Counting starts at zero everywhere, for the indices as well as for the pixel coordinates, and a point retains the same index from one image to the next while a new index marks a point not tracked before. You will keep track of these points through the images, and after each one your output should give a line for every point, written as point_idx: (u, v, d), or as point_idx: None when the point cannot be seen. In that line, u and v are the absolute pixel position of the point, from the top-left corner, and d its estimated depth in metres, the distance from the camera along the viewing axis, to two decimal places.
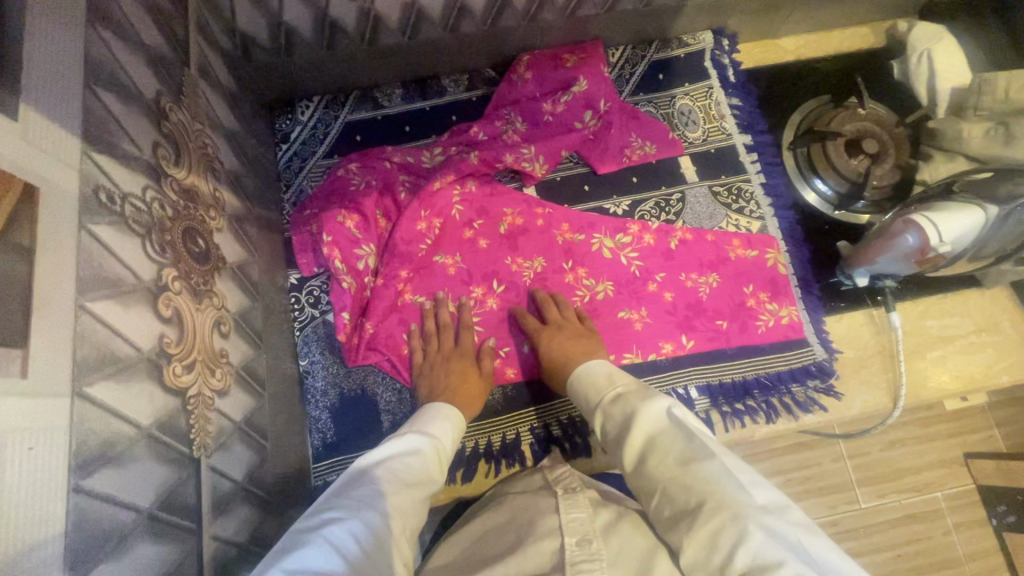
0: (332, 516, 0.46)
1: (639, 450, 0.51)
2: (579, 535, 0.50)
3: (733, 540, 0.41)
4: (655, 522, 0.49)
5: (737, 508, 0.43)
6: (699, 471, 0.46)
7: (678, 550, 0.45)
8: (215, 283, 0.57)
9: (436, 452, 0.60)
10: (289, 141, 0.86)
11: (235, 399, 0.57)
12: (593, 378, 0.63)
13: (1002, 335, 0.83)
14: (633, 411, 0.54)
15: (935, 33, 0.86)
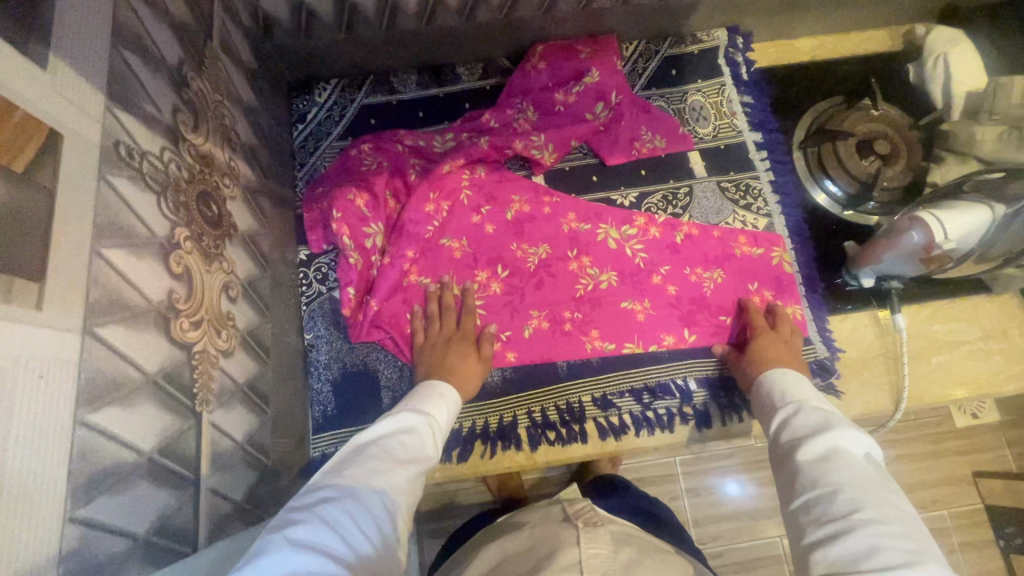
0: (326, 492, 0.46)
1: (815, 455, 0.54)
2: (599, 572, 0.53)
3: (896, 557, 0.43)
4: (794, 524, 0.51)
5: (918, 542, 0.44)
6: (878, 500, 0.48)
7: (816, 547, 0.47)
8: (226, 249, 0.59)
9: (431, 429, 0.59)
10: (305, 122, 0.88)
11: (239, 362, 0.59)
12: (789, 386, 0.65)
13: (1010, 342, 0.82)
14: (823, 425, 0.56)
15: (952, 37, 0.86)
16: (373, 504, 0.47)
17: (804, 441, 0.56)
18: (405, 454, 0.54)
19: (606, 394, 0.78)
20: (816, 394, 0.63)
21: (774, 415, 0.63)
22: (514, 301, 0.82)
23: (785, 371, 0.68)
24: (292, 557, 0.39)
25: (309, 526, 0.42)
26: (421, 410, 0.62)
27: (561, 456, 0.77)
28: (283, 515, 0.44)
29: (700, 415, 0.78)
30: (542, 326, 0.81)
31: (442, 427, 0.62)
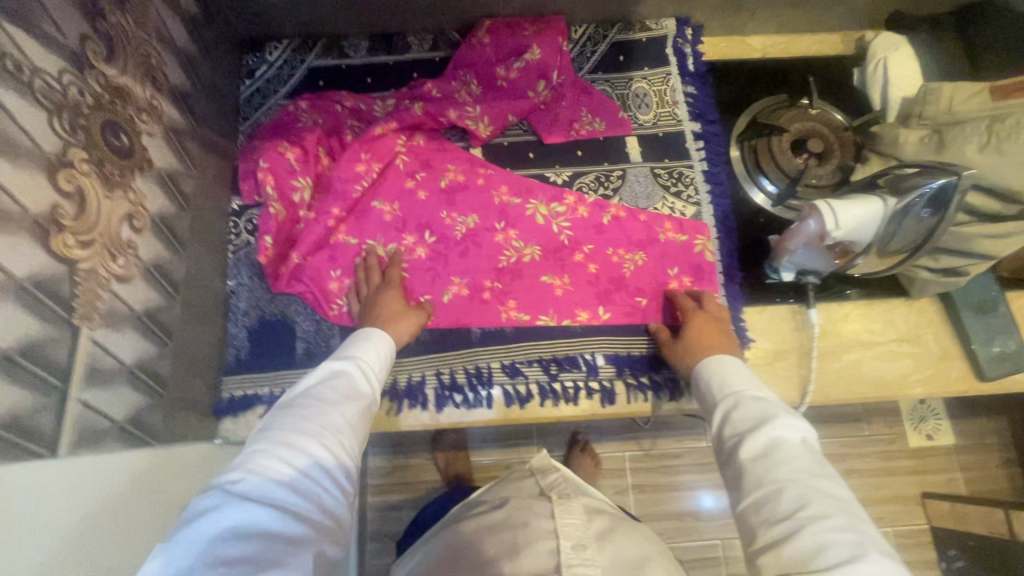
0: (261, 446, 0.51)
1: (755, 451, 0.55)
2: (574, 540, 0.66)
3: (838, 556, 0.45)
4: (743, 525, 0.53)
5: (858, 536, 0.47)
6: (822, 498, 0.50)
7: (765, 550, 0.49)
8: (135, 180, 0.61)
9: (362, 373, 0.63)
10: (254, 78, 0.90)
11: (137, 290, 0.61)
12: (725, 374, 0.65)
13: (924, 347, 0.83)
14: (761, 418, 0.57)
15: (895, 43, 0.87)
16: (312, 449, 0.52)
17: (742, 437, 0.57)
18: (338, 397, 0.58)
19: (516, 362, 0.80)
20: (751, 380, 0.63)
21: (712, 404, 0.64)
22: (437, 267, 0.84)
23: (724, 358, 0.68)
24: (236, 512, 0.44)
25: (247, 481, 0.47)
26: (352, 353, 0.66)
27: (465, 419, 0.79)
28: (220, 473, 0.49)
29: (605, 390, 0.80)
30: (462, 293, 0.83)
31: (376, 365, 0.67)
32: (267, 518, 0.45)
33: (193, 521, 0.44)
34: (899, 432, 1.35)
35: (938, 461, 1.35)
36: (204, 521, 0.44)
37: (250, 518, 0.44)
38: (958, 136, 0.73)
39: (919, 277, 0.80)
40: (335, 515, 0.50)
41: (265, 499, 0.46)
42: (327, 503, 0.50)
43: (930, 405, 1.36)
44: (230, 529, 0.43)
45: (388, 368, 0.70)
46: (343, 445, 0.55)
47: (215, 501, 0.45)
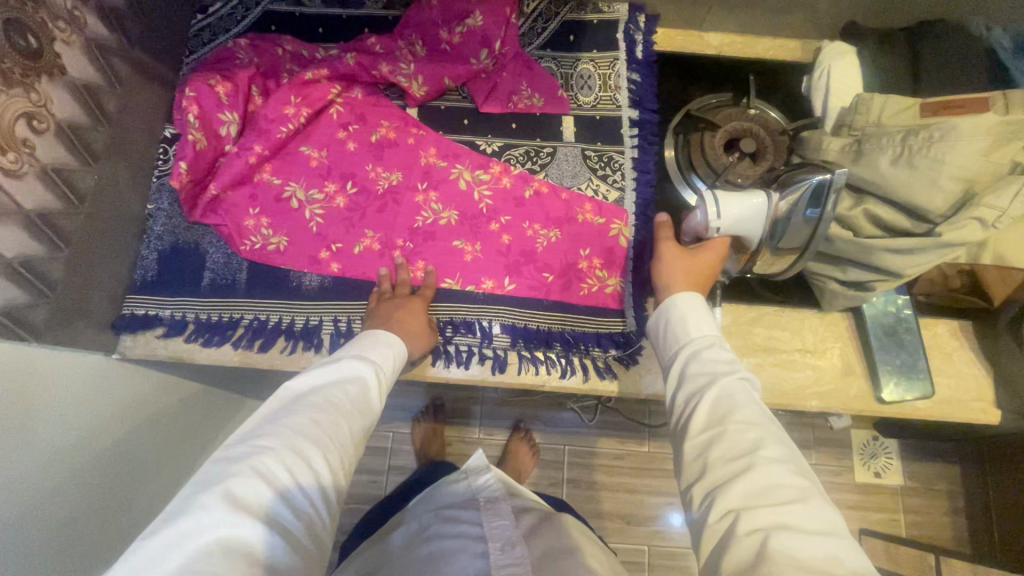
0: (265, 442, 0.51)
1: (716, 392, 0.53)
2: (503, 541, 0.64)
3: (787, 496, 0.45)
4: (690, 463, 0.51)
5: (802, 477, 0.47)
6: (774, 442, 0.49)
7: (712, 490, 0.48)
8: (40, 83, 0.64)
9: (376, 380, 0.64)
10: (206, 14, 0.91)
11: (29, 188, 0.63)
12: (686, 315, 0.62)
13: (827, 362, 0.82)
14: (727, 366, 0.56)
15: (842, 52, 0.85)
16: (315, 463, 0.52)
17: (711, 378, 0.55)
18: (349, 406, 0.59)
19: None
20: (716, 327, 0.62)
21: (674, 349, 0.62)
22: (353, 218, 0.84)
23: (693, 294, 0.64)
24: (231, 521, 0.44)
25: (249, 485, 0.47)
26: (369, 358, 0.66)
27: None
28: (221, 467, 0.48)
29: (497, 358, 0.80)
30: (373, 246, 0.84)
31: (388, 373, 0.67)
32: (260, 535, 0.45)
33: (183, 517, 0.43)
34: (848, 465, 1.32)
35: (882, 500, 1.30)
36: (198, 523, 0.43)
37: (243, 530, 0.44)
38: (873, 146, 0.72)
39: (827, 287, 0.79)
40: (320, 535, 0.51)
41: (262, 510, 0.46)
42: (315, 521, 0.50)
43: (882, 442, 1.32)
44: (220, 538, 0.43)
45: (398, 374, 0.71)
46: (342, 460, 0.55)
47: (212, 502, 0.45)
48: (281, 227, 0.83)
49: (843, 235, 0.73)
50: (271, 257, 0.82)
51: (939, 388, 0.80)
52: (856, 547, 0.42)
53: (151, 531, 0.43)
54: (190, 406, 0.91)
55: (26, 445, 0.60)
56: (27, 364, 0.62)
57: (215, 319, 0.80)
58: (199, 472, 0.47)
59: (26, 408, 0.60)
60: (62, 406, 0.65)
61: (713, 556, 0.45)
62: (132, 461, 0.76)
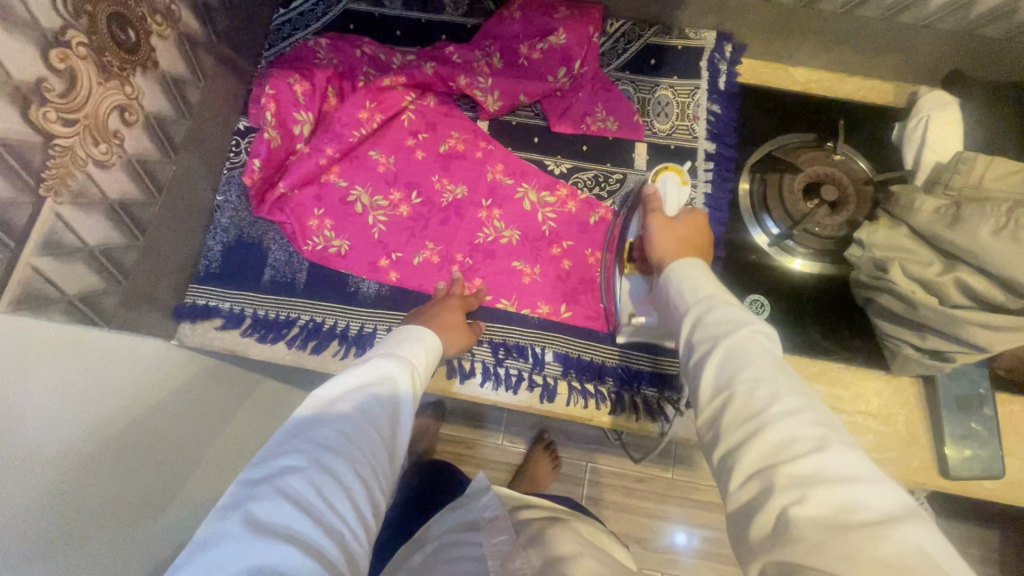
0: (288, 461, 0.49)
1: (719, 357, 0.49)
2: (502, 556, 0.62)
3: (806, 448, 0.41)
4: (710, 438, 0.48)
5: (822, 425, 0.42)
6: (788, 396, 0.45)
7: (730, 455, 0.44)
8: (135, 76, 0.65)
9: (408, 377, 0.62)
10: (287, 8, 0.91)
11: (116, 178, 0.65)
12: (692, 283, 0.58)
13: (890, 427, 0.78)
14: (734, 322, 0.51)
15: (942, 104, 0.81)
16: (345, 478, 0.49)
17: (713, 342, 0.50)
18: (378, 410, 0.57)
19: None
20: (719, 286, 0.56)
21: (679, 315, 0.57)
22: (415, 228, 0.84)
23: (693, 261, 0.60)
24: (254, 546, 0.42)
25: (272, 508, 0.45)
26: (398, 355, 0.64)
27: None
28: (244, 489, 0.47)
29: (547, 387, 0.78)
30: (432, 259, 0.83)
31: (420, 374, 0.65)
32: (288, 555, 0.42)
33: (210, 549, 0.42)
34: None
35: None
36: (225, 554, 0.42)
37: (271, 557, 0.41)
38: (974, 214, 0.67)
39: (901, 350, 0.75)
40: (361, 553, 0.47)
41: (290, 533, 0.44)
42: (353, 540, 0.47)
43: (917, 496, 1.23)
44: (250, 567, 0.41)
45: (433, 368, 0.68)
46: (374, 470, 0.53)
47: (237, 529, 0.43)
48: (344, 230, 0.83)
49: (928, 301, 0.69)
50: (331, 260, 0.83)
51: (1009, 470, 0.75)
52: (890, 491, 0.39)
53: (178, 565, 0.42)
54: (235, 392, 0.90)
55: (69, 439, 0.57)
56: (61, 355, 0.57)
57: (272, 316, 0.80)
58: (225, 496, 0.46)
59: (66, 401, 0.57)
60: (105, 399, 0.62)
61: (740, 524, 0.42)
62: (178, 440, 0.74)
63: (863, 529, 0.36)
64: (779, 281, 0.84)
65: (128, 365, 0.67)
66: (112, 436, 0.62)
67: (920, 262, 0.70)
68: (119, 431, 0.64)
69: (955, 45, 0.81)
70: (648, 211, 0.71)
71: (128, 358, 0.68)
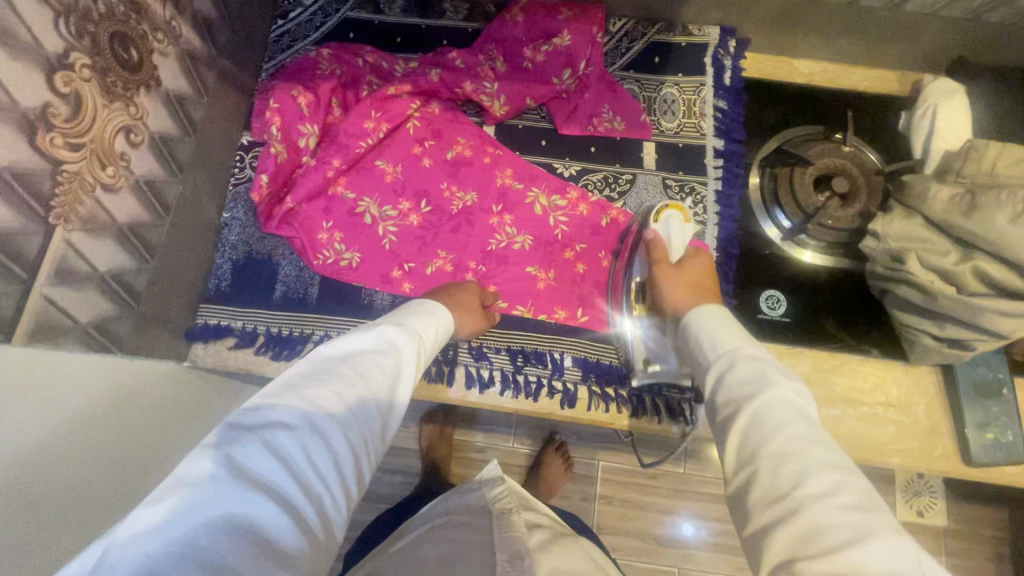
0: (281, 413, 0.47)
1: (746, 421, 0.48)
2: (511, 553, 0.60)
3: (842, 535, 0.38)
4: (736, 509, 0.46)
5: (858, 510, 0.40)
6: (819, 472, 0.43)
7: (758, 537, 0.42)
8: (139, 96, 0.63)
9: (414, 351, 0.60)
10: (286, 19, 0.90)
11: (124, 201, 0.63)
12: (714, 333, 0.57)
13: (911, 418, 0.78)
14: (759, 383, 0.50)
15: (950, 92, 0.81)
16: (333, 443, 0.48)
17: (737, 406, 0.49)
18: (379, 379, 0.55)
19: (484, 345, 0.79)
20: (745, 339, 0.55)
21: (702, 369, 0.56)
22: (426, 237, 0.83)
23: (712, 309, 0.60)
24: (234, 494, 0.40)
25: (258, 458, 0.43)
26: (407, 327, 0.62)
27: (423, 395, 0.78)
28: (232, 430, 0.45)
29: (567, 392, 0.77)
30: (445, 267, 0.82)
31: (425, 349, 0.63)
32: (267, 513, 0.41)
33: (190, 486, 0.40)
34: (888, 501, 1.20)
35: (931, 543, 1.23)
36: (203, 495, 0.40)
37: (249, 509, 0.40)
38: (989, 201, 0.66)
39: (920, 341, 0.75)
40: (334, 521, 0.46)
41: (271, 487, 0.43)
42: (329, 506, 0.46)
43: (926, 479, 1.20)
44: (224, 514, 0.39)
45: (439, 345, 0.67)
46: (363, 441, 0.51)
47: (220, 473, 0.41)
48: (354, 242, 0.82)
49: (947, 291, 0.69)
50: (343, 273, 0.81)
51: None
52: None
53: (156, 495, 0.40)
54: (217, 387, 0.85)
55: (52, 431, 0.50)
56: (27, 373, 0.49)
57: (286, 333, 0.79)
58: (211, 434, 0.44)
59: (39, 406, 0.49)
60: (98, 424, 0.56)
61: None
62: (170, 429, 0.69)
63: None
64: (793, 275, 0.84)
65: (107, 377, 0.60)
66: (104, 419, 0.58)
67: (937, 252, 0.70)
68: (111, 422, 0.59)
69: (960, 33, 0.81)
70: (653, 262, 0.70)
71: (104, 364, 0.61)
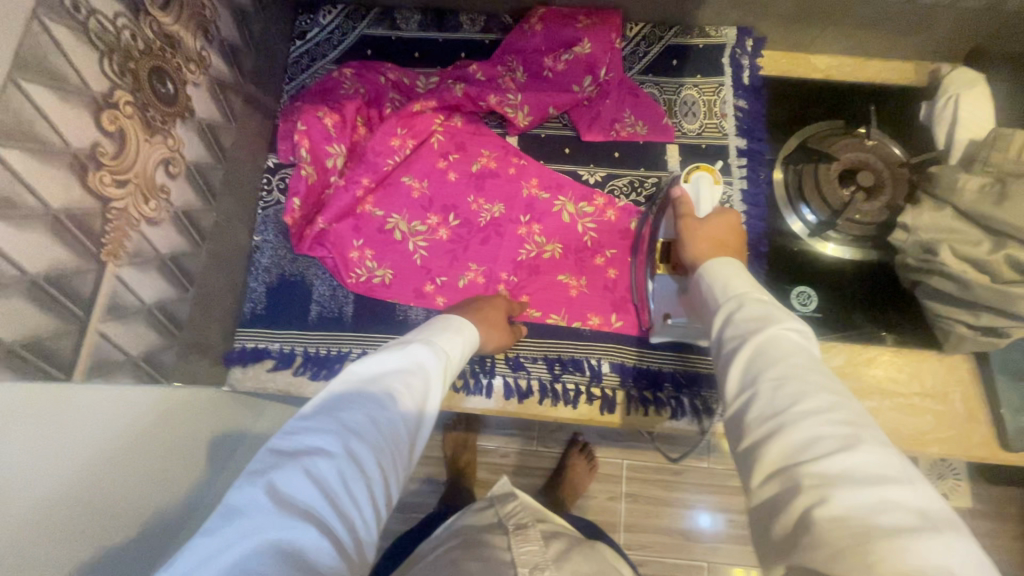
0: (317, 439, 0.48)
1: (750, 352, 0.48)
2: (531, 565, 0.64)
3: (829, 445, 0.39)
4: (733, 429, 0.46)
5: (854, 427, 0.40)
6: (816, 394, 0.43)
7: (751, 449, 0.43)
8: (175, 128, 0.64)
9: (441, 367, 0.60)
10: (304, 40, 0.91)
11: (166, 232, 0.64)
12: (728, 279, 0.56)
13: (947, 406, 0.78)
14: (765, 321, 0.49)
15: (970, 81, 0.81)
16: (367, 465, 0.48)
17: (742, 338, 0.49)
18: (408, 397, 0.54)
19: (520, 356, 0.80)
20: (755, 286, 0.55)
21: (711, 313, 0.56)
22: (457, 250, 0.84)
23: (729, 260, 0.59)
24: (277, 522, 0.41)
25: (297, 485, 0.44)
26: (433, 343, 0.62)
27: (463, 407, 0.79)
28: (273, 458, 0.46)
29: (607, 398, 0.78)
30: (477, 279, 0.83)
31: (453, 364, 0.63)
32: (308, 539, 0.41)
33: (237, 518, 0.42)
34: None
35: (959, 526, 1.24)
36: (248, 526, 0.41)
37: (287, 533, 0.41)
38: None
39: (954, 330, 0.75)
40: (367, 541, 0.46)
41: (307, 510, 0.43)
42: (363, 526, 0.46)
43: (950, 462, 1.20)
44: (268, 542, 0.40)
45: (466, 359, 0.66)
46: (397, 462, 0.51)
47: (263, 502, 0.42)
48: (386, 259, 0.83)
49: (982, 281, 0.69)
50: (376, 290, 0.82)
51: None
52: (917, 491, 0.37)
53: (208, 528, 0.41)
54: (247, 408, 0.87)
55: (69, 479, 0.49)
56: (59, 410, 0.49)
57: (324, 352, 0.79)
58: (253, 461, 0.46)
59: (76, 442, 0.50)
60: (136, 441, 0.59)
61: (760, 520, 0.41)
62: (183, 451, 0.68)
63: (883, 529, 0.35)
64: (823, 268, 0.85)
65: (131, 410, 0.59)
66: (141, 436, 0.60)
67: (969, 243, 0.70)
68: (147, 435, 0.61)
69: (977, 22, 0.81)
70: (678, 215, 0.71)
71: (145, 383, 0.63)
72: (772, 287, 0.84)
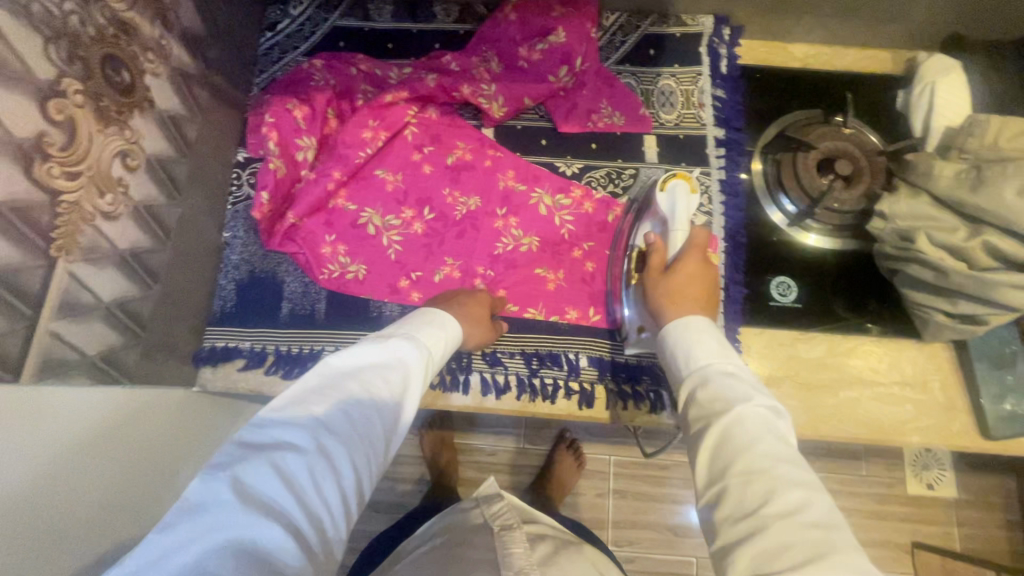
0: (287, 432, 0.46)
1: (715, 440, 0.47)
2: (515, 568, 0.62)
3: (800, 556, 0.38)
4: (704, 522, 0.46)
5: (823, 532, 0.39)
6: (785, 490, 0.42)
7: (722, 552, 0.42)
8: (133, 119, 0.61)
9: (424, 362, 0.58)
10: (274, 31, 0.89)
11: (125, 228, 0.62)
12: (694, 346, 0.55)
13: (928, 395, 0.78)
14: (732, 400, 0.48)
15: (946, 68, 0.81)
16: (338, 461, 0.46)
17: (706, 421, 0.48)
18: (386, 392, 0.52)
19: (497, 351, 0.78)
20: (718, 353, 0.54)
21: (676, 385, 0.55)
22: (432, 245, 0.82)
23: (695, 320, 0.57)
24: (238, 519, 0.40)
25: (263, 481, 0.42)
26: (415, 337, 0.60)
27: (439, 404, 0.77)
28: (239, 451, 0.44)
29: (585, 392, 0.76)
30: (453, 274, 0.81)
31: (435, 359, 0.61)
32: (271, 538, 0.40)
33: (197, 512, 0.40)
34: (900, 476, 1.20)
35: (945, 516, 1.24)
36: (209, 521, 0.39)
37: (249, 530, 0.39)
38: (994, 174, 0.66)
39: (931, 318, 0.75)
40: (335, 539, 0.44)
41: (272, 507, 0.41)
42: (331, 525, 0.44)
43: (935, 452, 1.20)
44: (228, 540, 0.39)
45: (448, 353, 0.64)
46: (371, 458, 0.49)
47: (225, 497, 0.41)
48: (359, 254, 0.81)
49: (959, 268, 0.68)
50: (349, 286, 0.80)
51: None
52: None
53: (167, 521, 0.40)
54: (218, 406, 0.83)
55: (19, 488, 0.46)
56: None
57: (296, 351, 0.78)
58: (218, 453, 0.44)
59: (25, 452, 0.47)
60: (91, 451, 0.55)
61: None
62: (144, 454, 0.64)
63: None
64: (802, 259, 0.84)
65: (86, 415, 0.55)
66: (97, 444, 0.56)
67: (947, 230, 0.70)
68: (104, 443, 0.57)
69: (953, 8, 0.81)
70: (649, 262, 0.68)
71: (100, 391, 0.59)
72: (752, 278, 0.83)
